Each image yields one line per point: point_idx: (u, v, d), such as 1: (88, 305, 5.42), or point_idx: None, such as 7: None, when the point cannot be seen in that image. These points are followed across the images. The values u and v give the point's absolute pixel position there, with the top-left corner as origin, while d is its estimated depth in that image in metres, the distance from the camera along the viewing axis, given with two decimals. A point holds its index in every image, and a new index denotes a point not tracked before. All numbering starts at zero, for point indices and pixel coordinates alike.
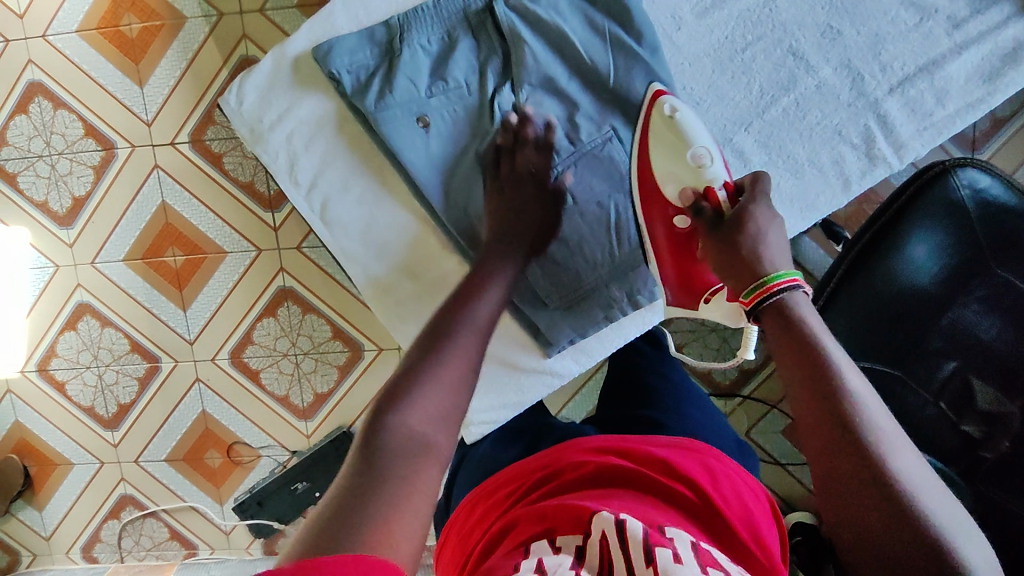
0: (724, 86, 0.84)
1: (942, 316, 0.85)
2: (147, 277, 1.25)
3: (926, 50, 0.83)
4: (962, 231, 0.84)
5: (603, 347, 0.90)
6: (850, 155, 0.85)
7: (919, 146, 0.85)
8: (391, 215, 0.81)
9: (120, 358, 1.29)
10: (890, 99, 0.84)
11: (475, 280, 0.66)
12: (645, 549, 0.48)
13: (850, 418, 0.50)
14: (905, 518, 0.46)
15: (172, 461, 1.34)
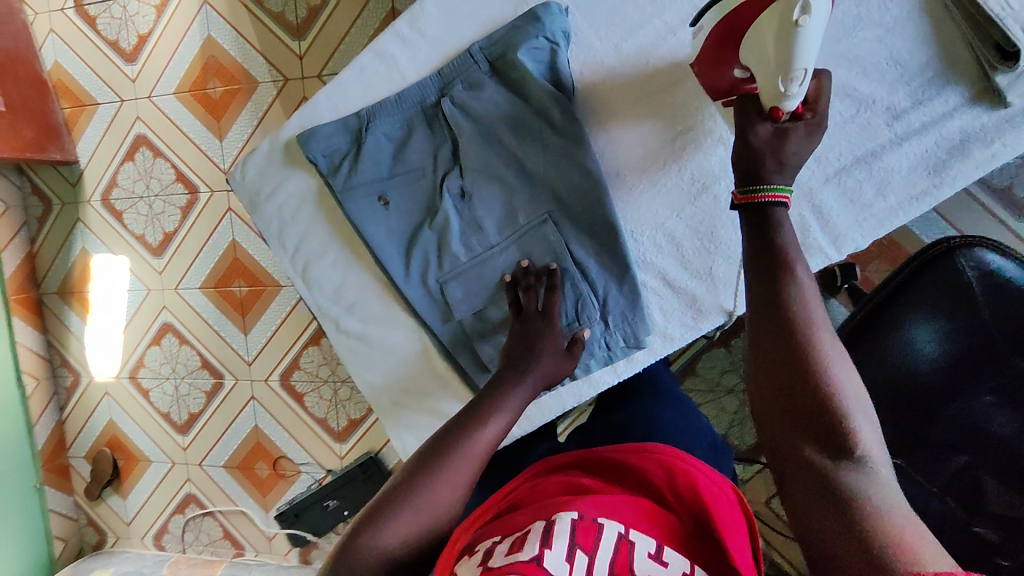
0: (656, 173, 0.79)
1: (950, 404, 0.79)
2: (217, 303, 1.43)
3: (863, 142, 0.76)
4: (967, 316, 0.78)
5: (544, 412, 0.87)
6: None
7: (858, 237, 0.78)
8: (360, 280, 0.85)
9: (193, 372, 1.48)
10: (827, 189, 0.78)
11: (477, 411, 0.65)
12: (568, 543, 0.49)
13: (786, 312, 0.50)
14: (815, 401, 0.47)
15: (228, 468, 1.50)
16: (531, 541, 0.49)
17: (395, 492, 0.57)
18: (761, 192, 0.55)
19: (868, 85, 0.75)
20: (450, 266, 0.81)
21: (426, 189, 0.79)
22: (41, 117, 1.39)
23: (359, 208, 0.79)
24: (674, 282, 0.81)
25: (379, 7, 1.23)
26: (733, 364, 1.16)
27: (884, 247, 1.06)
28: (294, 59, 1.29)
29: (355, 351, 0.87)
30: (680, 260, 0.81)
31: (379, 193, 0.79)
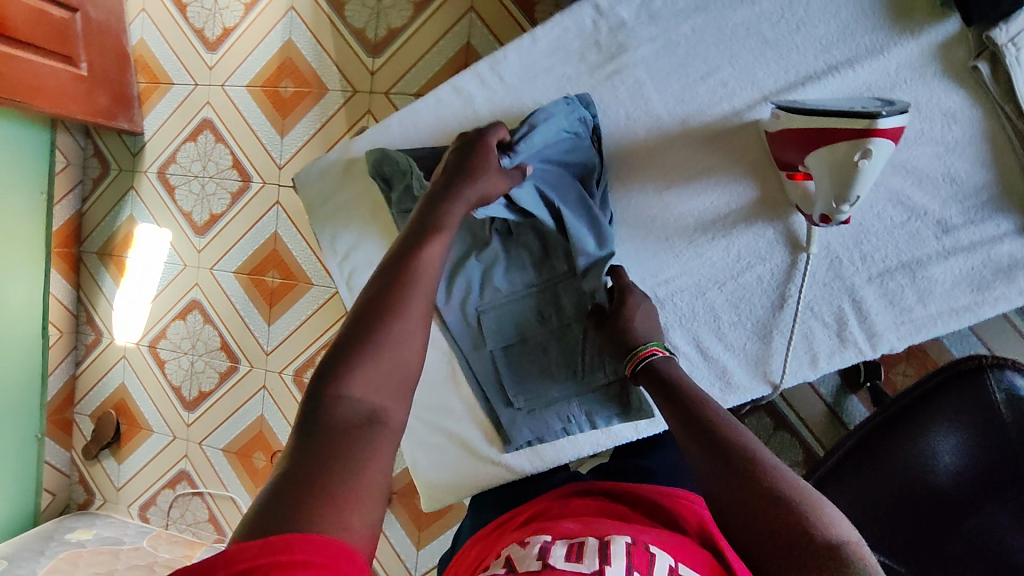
0: (703, 245, 0.79)
1: (965, 518, 0.78)
2: (248, 290, 1.47)
3: (909, 249, 0.75)
4: (991, 434, 0.79)
5: (558, 453, 0.87)
6: (821, 333, 0.78)
7: (893, 339, 0.77)
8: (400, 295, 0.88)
9: (211, 352, 1.51)
10: (869, 287, 0.77)
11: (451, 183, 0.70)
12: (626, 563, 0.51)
13: (726, 446, 0.54)
14: (776, 512, 0.47)
15: (227, 452, 1.51)
16: (589, 555, 0.52)
17: (351, 337, 0.57)
18: (640, 349, 0.68)
19: (923, 196, 0.74)
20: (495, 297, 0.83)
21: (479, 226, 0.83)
22: (118, 87, 1.45)
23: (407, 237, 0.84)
24: (706, 349, 0.81)
25: (455, 39, 1.30)
26: None
27: (913, 351, 1.07)
28: (366, 74, 1.35)
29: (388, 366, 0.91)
30: (716, 331, 0.80)
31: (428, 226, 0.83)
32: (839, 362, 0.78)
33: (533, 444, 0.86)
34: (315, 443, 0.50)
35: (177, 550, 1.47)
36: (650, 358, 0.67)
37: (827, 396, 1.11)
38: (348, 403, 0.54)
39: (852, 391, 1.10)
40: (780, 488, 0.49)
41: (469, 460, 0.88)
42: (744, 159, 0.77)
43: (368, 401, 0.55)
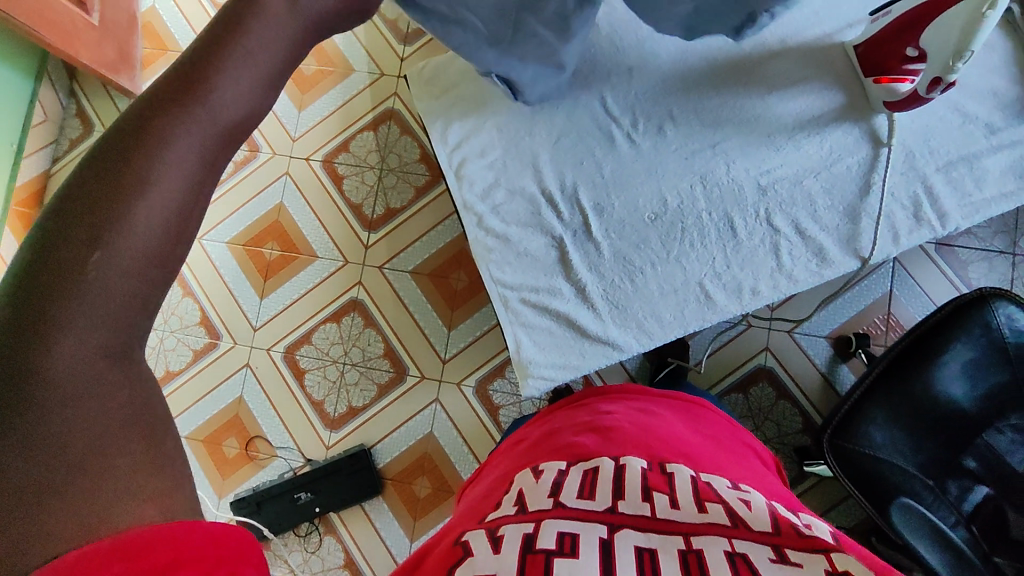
0: (802, 139, 0.93)
1: (979, 436, 0.90)
2: (241, 262, 1.39)
3: (967, 145, 0.93)
4: (999, 360, 0.89)
5: (663, 333, 0.93)
6: (900, 214, 0.93)
7: (959, 218, 0.93)
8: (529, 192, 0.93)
9: (186, 328, 1.38)
10: (937, 176, 0.93)
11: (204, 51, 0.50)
12: (644, 491, 0.58)
13: None
14: None
15: (191, 440, 1.35)
16: (603, 490, 0.58)
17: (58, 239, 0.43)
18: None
19: (974, 105, 0.93)
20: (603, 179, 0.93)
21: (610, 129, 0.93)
22: (123, 45, 1.40)
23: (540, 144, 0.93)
24: (805, 231, 0.93)
25: None
26: (750, 411, 1.22)
27: (890, 324, 1.22)
28: (395, 59, 1.41)
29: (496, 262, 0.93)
30: (812, 214, 0.93)
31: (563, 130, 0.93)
32: (915, 239, 0.93)
33: (641, 321, 0.92)
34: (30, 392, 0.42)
35: None
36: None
37: (822, 366, 1.22)
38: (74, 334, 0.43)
39: (844, 360, 1.22)
40: None
41: (576, 339, 0.92)
42: (834, 73, 0.95)
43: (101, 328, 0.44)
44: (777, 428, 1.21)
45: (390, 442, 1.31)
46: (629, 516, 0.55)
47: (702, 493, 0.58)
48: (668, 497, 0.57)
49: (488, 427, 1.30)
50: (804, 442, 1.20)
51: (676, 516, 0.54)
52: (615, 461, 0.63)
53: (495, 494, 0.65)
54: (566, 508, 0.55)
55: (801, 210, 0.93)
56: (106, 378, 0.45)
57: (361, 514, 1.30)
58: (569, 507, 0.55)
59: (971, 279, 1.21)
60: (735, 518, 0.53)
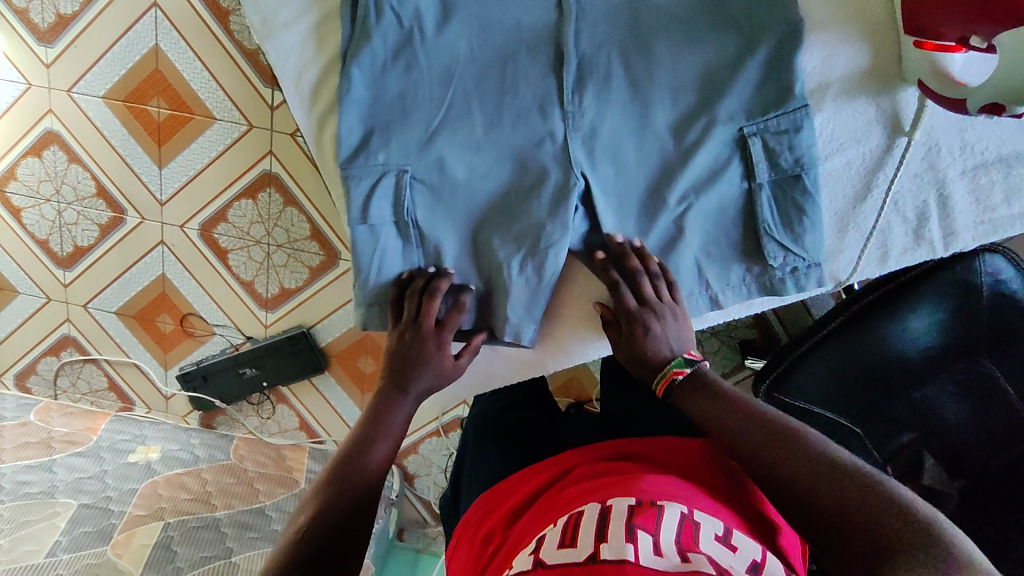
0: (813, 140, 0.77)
1: (915, 389, 0.83)
2: (126, 122, 1.15)
3: (1011, 142, 0.77)
4: (966, 311, 0.81)
5: (583, 350, 0.85)
6: (899, 228, 0.81)
7: (967, 239, 0.81)
8: (437, 179, 0.71)
9: (84, 200, 1.22)
10: (960, 180, 0.79)
11: (363, 436, 0.65)
12: (628, 526, 0.48)
13: (771, 429, 0.58)
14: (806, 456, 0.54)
15: (122, 316, 1.30)
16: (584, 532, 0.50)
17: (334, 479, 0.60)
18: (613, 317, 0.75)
19: None
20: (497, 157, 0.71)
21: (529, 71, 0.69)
22: None
23: (429, 128, 0.69)
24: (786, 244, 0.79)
25: None
26: None
27: None
28: None
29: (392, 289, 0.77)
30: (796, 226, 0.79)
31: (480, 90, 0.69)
32: (909, 257, 0.83)
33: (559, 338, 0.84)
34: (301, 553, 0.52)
35: (77, 422, 1.31)
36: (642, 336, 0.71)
37: None
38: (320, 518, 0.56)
39: None
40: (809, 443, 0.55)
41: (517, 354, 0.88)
42: (865, 20, 0.73)
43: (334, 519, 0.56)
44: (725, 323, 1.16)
45: (328, 323, 1.26)
46: (618, 558, 0.46)
47: (682, 536, 0.48)
48: (652, 535, 0.48)
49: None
50: (751, 338, 1.15)
51: (662, 563, 0.45)
52: (601, 506, 0.52)
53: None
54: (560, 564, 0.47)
55: (795, 226, 0.73)
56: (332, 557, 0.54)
57: (308, 386, 1.32)
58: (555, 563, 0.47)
59: None
60: (717, 564, 0.46)
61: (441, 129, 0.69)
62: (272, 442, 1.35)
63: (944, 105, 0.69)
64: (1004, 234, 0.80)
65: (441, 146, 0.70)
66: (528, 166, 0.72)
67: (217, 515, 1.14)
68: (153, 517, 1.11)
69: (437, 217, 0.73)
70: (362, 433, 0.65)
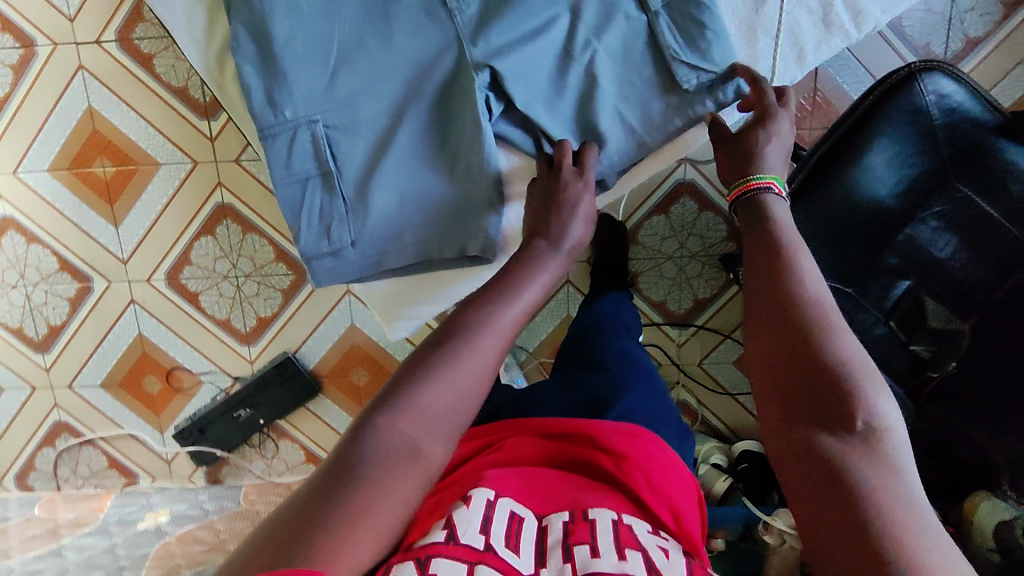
0: None
1: (900, 233, 0.83)
2: (75, 189, 1.17)
3: None
4: (923, 136, 0.80)
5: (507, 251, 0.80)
6: (805, 22, 0.80)
7: (878, 12, 0.79)
8: (348, 116, 0.68)
9: (49, 277, 1.22)
10: None
11: (455, 317, 0.51)
12: (563, 547, 0.47)
13: (821, 367, 0.44)
14: (829, 418, 0.43)
15: (108, 387, 1.28)
16: (526, 542, 0.47)
17: (397, 384, 0.47)
18: (751, 180, 0.58)
19: None
20: (376, 53, 0.67)
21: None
22: None
23: (328, 67, 0.66)
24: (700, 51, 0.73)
25: None
26: (672, 231, 1.13)
27: (816, 103, 1.01)
28: None
29: (328, 266, 0.74)
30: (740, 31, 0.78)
31: (371, 22, 0.66)
32: (826, 52, 0.81)
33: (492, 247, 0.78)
34: (341, 491, 0.43)
35: (83, 506, 1.28)
36: (763, 190, 0.57)
37: None
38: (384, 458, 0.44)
39: None
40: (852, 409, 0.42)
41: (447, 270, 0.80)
42: None
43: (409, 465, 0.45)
44: (701, 242, 1.14)
45: (313, 344, 1.24)
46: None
47: (620, 535, 0.49)
48: (587, 545, 0.47)
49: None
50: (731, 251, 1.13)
51: (600, 567, 0.44)
52: (535, 522, 0.50)
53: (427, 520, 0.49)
54: (497, 559, 0.44)
55: (699, 46, 0.68)
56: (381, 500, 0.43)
57: (307, 414, 1.29)
58: (497, 553, 0.45)
59: (904, 30, 0.96)
60: (654, 570, 0.45)
61: (340, 64, 0.67)
62: (283, 481, 1.30)
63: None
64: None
65: (347, 83, 0.67)
66: (422, 98, 0.70)
67: None
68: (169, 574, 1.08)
69: (357, 131, 0.69)
70: (484, 294, 0.52)
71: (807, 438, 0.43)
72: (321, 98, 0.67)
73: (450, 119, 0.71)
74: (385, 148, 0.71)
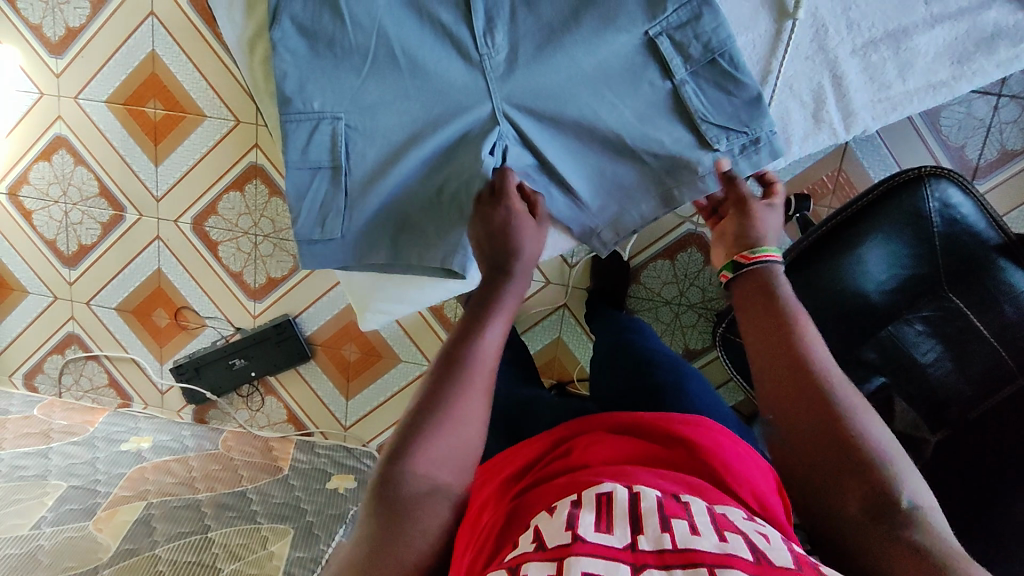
0: (742, 19, 0.76)
1: (883, 328, 0.87)
2: (125, 124, 1.24)
3: (899, 16, 0.74)
4: (922, 240, 0.85)
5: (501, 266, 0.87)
6: (797, 114, 0.81)
7: (867, 118, 0.80)
8: (369, 124, 0.70)
9: (88, 200, 1.30)
10: (851, 61, 0.77)
11: (460, 334, 0.57)
12: (660, 517, 0.42)
13: (845, 436, 0.49)
14: (863, 479, 0.48)
15: (121, 311, 1.36)
16: (619, 518, 0.43)
17: (413, 414, 0.52)
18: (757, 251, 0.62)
19: None
20: (408, 78, 0.68)
21: (440, 25, 0.66)
22: None
23: (360, 78, 0.67)
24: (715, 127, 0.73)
25: None
26: (675, 278, 1.15)
27: (839, 183, 1.06)
28: None
29: (316, 251, 0.79)
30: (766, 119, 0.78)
31: (411, 48, 0.66)
32: (813, 144, 0.82)
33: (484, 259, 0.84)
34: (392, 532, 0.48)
35: (76, 417, 1.36)
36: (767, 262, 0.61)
37: None
38: (415, 486, 0.49)
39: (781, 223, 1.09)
40: (884, 470, 0.48)
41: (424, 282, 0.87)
42: None
43: (433, 484, 0.50)
44: (701, 294, 1.15)
45: (314, 312, 1.29)
46: (656, 548, 0.40)
47: (719, 519, 0.43)
48: (686, 521, 0.42)
49: (428, 319, 1.25)
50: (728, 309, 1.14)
51: (700, 545, 0.39)
52: (625, 490, 0.45)
53: (513, 527, 0.46)
54: (589, 545, 0.40)
55: (727, 110, 0.70)
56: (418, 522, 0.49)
57: (296, 377, 1.34)
58: (588, 541, 0.40)
59: (941, 131, 1.01)
60: (758, 552, 0.39)
61: (372, 74, 0.67)
62: (261, 435, 1.36)
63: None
64: (904, 112, 0.79)
65: (375, 93, 0.69)
66: (446, 127, 0.72)
67: (198, 497, 1.16)
68: (136, 498, 1.14)
69: (371, 138, 0.72)
70: (460, 336, 0.57)
71: (850, 502, 0.48)
72: (347, 104, 0.69)
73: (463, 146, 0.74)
74: (398, 161, 0.73)
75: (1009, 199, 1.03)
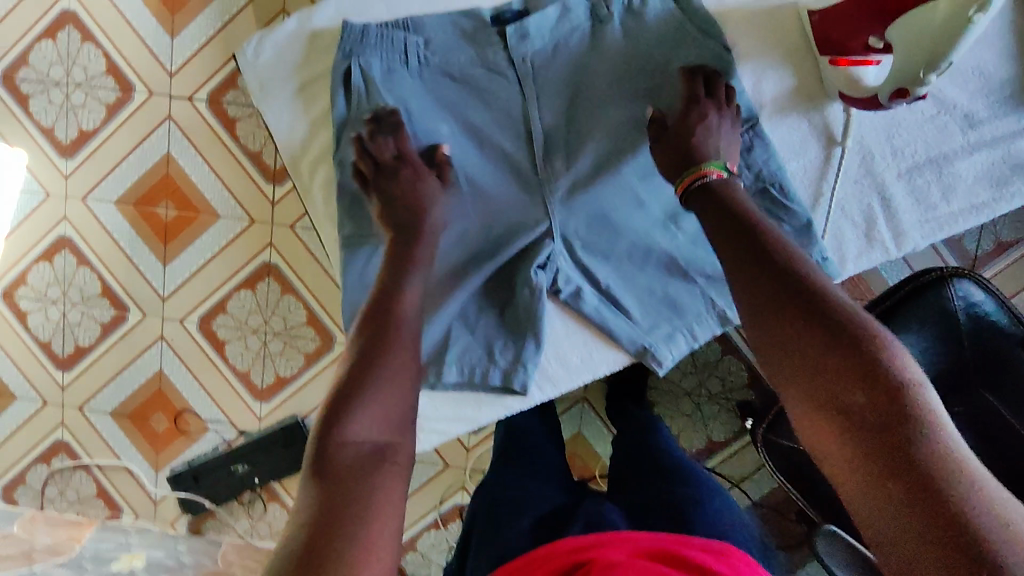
0: (797, 149, 0.88)
1: None
2: (134, 224, 1.23)
3: (938, 144, 0.88)
4: (949, 337, 0.86)
5: (569, 378, 0.86)
6: (851, 232, 0.89)
7: (917, 237, 0.89)
8: (431, 239, 0.80)
9: (88, 300, 1.26)
10: (898, 185, 0.89)
11: (374, 314, 0.66)
12: None
13: (863, 395, 0.50)
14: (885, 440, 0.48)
15: (117, 416, 1.29)
16: None
17: (346, 391, 0.59)
18: (699, 168, 0.69)
19: (954, 92, 0.87)
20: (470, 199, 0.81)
21: (499, 150, 0.80)
22: None
23: None
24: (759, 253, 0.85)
25: None
26: (693, 368, 1.14)
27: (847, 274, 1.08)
28: None
29: None
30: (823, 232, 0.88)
31: (472, 175, 0.81)
32: (867, 260, 0.90)
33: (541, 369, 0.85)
34: (340, 483, 0.52)
35: (60, 533, 1.26)
36: (706, 178, 0.68)
37: None
38: (353, 446, 0.55)
39: None
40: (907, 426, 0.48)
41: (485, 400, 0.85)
42: (782, 46, 0.87)
43: (371, 443, 0.56)
44: (722, 385, 1.14)
45: None
46: None
47: None
48: None
49: None
50: (748, 398, 1.13)
51: None
52: None
53: None
54: None
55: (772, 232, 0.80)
56: (368, 469, 0.54)
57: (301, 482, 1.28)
58: None
59: None
60: None
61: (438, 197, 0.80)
62: (263, 546, 1.28)
63: (861, 106, 0.83)
64: (951, 229, 0.89)
65: (438, 213, 0.80)
66: (500, 238, 0.81)
67: None
68: None
69: (434, 255, 0.81)
70: (374, 318, 0.65)
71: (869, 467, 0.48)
72: None
73: (518, 263, 0.82)
74: (457, 276, 0.81)
75: (1013, 288, 1.06)
